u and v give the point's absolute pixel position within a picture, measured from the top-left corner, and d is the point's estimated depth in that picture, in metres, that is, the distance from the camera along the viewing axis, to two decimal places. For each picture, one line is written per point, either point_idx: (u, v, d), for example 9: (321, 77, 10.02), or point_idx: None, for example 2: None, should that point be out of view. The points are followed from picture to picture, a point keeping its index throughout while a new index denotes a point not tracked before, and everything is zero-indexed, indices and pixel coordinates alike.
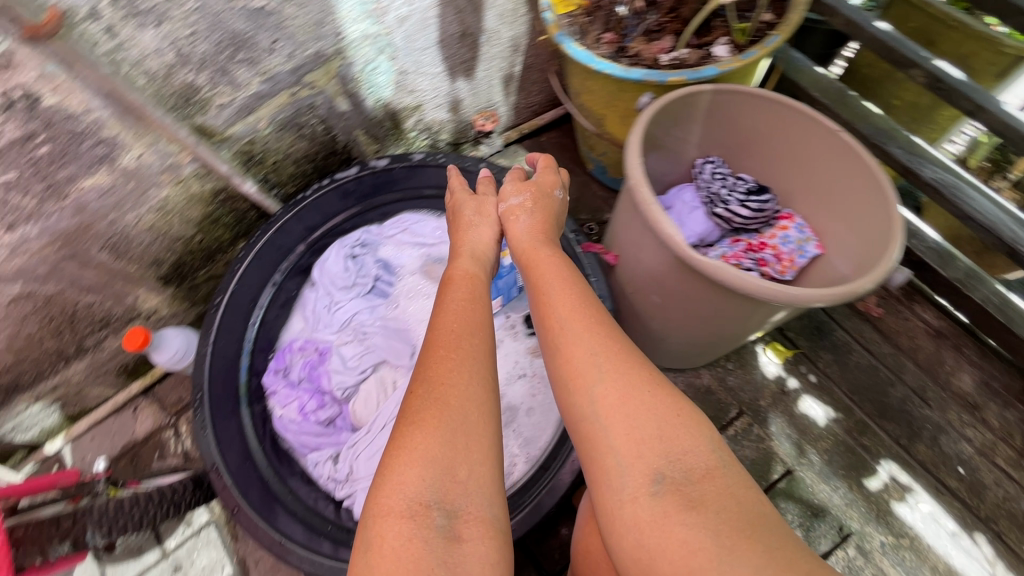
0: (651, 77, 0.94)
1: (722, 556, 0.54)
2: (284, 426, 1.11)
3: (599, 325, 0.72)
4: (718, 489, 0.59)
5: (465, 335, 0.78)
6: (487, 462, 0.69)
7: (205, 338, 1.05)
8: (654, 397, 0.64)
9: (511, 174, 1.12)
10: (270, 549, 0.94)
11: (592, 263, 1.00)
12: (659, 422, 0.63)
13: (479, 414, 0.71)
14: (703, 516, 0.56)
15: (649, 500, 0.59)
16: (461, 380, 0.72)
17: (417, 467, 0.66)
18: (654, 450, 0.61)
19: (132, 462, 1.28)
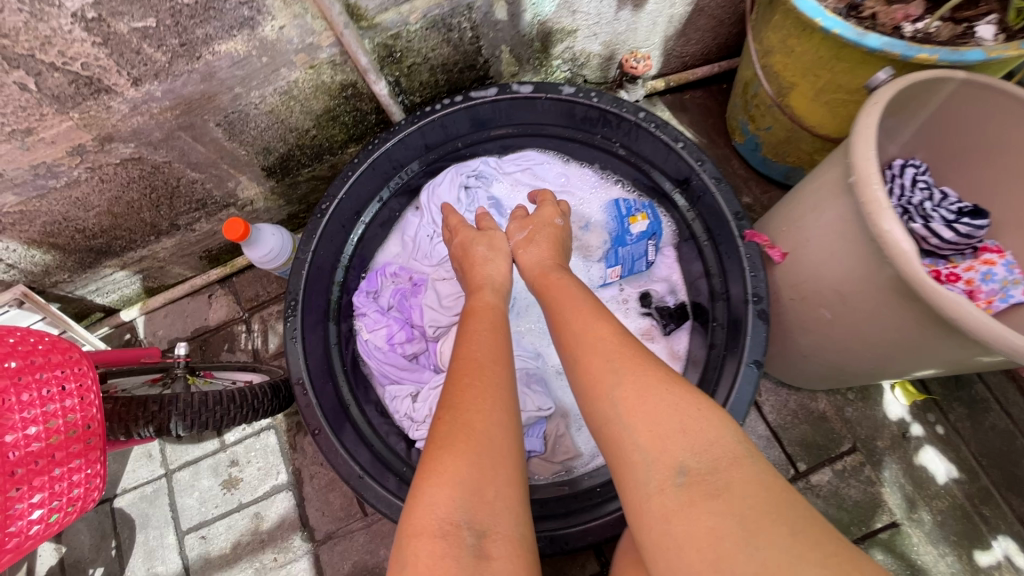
0: (895, 49, 0.77)
1: (749, 547, 0.47)
2: (368, 352, 1.06)
3: (611, 335, 0.70)
4: (747, 476, 0.52)
5: (484, 358, 0.81)
6: (506, 474, 0.71)
7: (307, 244, 0.97)
8: (671, 394, 0.60)
9: (675, 131, 0.94)
10: (349, 481, 0.86)
11: (751, 255, 0.87)
12: (678, 416, 0.58)
13: (502, 436, 0.74)
14: (732, 507, 0.50)
15: (674, 493, 0.53)
16: (489, 408, 0.75)
17: (449, 486, 0.68)
18: (678, 443, 0.56)
19: (203, 348, 1.26)
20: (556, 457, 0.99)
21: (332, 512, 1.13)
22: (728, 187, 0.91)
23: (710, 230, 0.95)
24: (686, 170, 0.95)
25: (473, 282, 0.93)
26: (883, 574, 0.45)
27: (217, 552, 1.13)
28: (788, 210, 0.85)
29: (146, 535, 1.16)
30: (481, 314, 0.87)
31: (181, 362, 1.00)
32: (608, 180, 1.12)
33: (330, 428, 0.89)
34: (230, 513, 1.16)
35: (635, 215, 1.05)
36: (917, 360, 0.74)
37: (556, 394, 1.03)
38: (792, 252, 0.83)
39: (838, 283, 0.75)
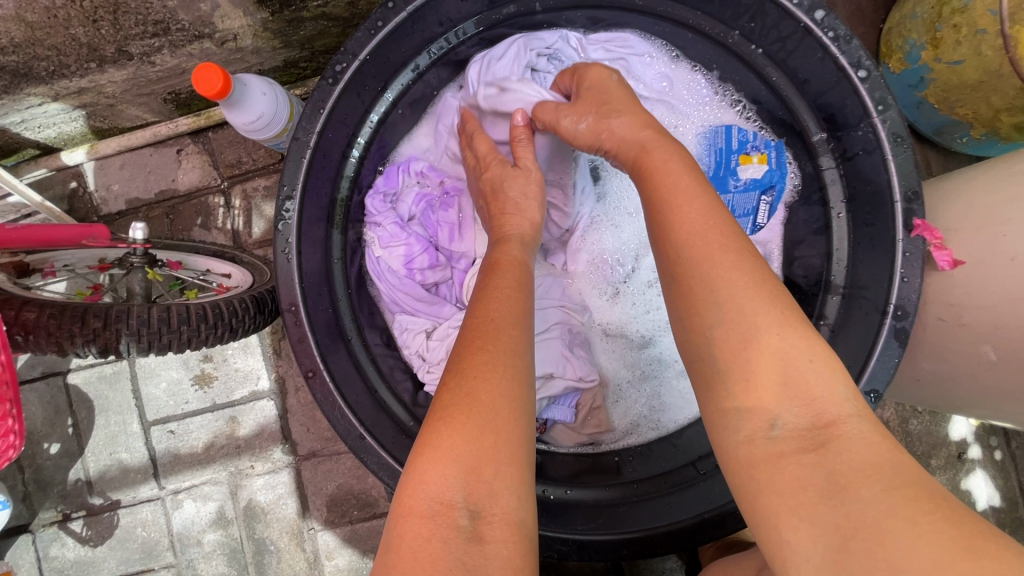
0: None
1: (830, 497, 0.38)
2: (379, 272, 0.85)
3: (717, 240, 0.48)
4: (851, 434, 0.40)
5: (505, 312, 0.56)
6: (521, 452, 0.48)
7: (311, 121, 0.70)
8: (792, 340, 0.44)
9: (861, 49, 0.64)
10: (346, 440, 0.71)
11: (910, 254, 0.64)
12: (789, 357, 0.44)
13: (520, 402, 0.50)
14: (825, 462, 0.40)
15: (766, 445, 0.43)
16: (501, 353, 0.52)
17: (443, 459, 0.46)
18: (783, 397, 0.43)
19: (170, 217, 1.03)
20: (584, 429, 0.83)
21: (318, 431, 1.01)
22: (912, 152, 0.64)
23: (855, 201, 0.72)
24: (854, 114, 0.67)
25: (496, 236, 0.69)
26: (993, 534, 0.34)
27: (187, 450, 1.03)
28: (977, 187, 0.65)
29: (107, 419, 1.03)
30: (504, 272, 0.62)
31: (138, 248, 0.79)
32: (723, 93, 0.83)
33: (327, 369, 0.72)
34: (202, 412, 1.03)
35: (749, 155, 0.82)
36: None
37: (598, 359, 0.87)
38: (972, 261, 0.61)
39: (1003, 289, 0.58)
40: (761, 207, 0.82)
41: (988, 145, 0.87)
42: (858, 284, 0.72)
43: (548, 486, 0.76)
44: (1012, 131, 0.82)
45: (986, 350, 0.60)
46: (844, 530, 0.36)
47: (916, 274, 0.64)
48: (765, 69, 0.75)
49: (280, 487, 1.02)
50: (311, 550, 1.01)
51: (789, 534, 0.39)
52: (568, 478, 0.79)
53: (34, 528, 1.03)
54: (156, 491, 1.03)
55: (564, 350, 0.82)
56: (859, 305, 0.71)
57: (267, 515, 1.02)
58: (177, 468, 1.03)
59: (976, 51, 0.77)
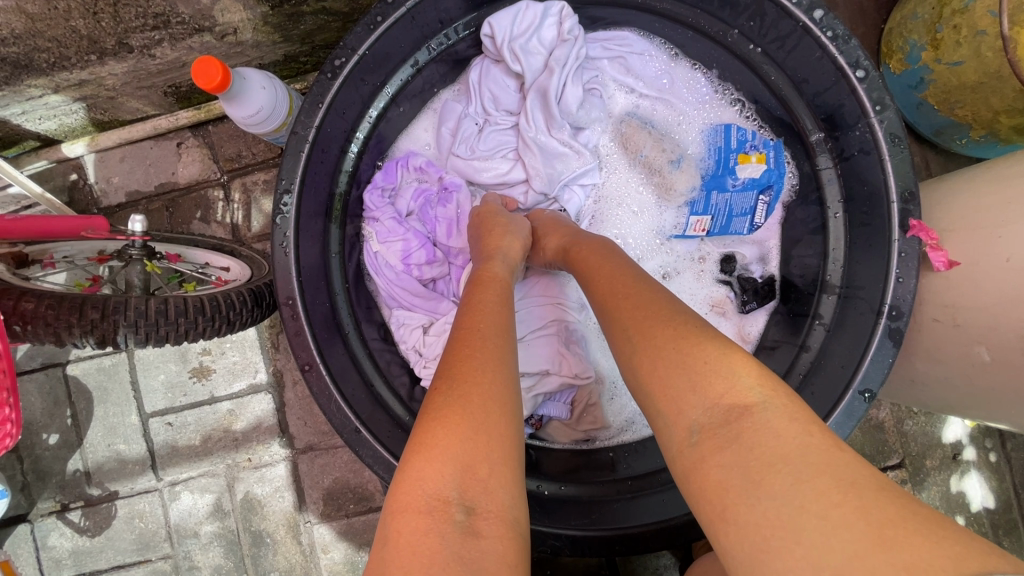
0: None
1: (751, 497, 0.37)
2: (377, 268, 0.85)
3: (625, 289, 0.54)
4: (760, 425, 0.40)
5: (495, 324, 0.57)
6: (512, 452, 0.49)
7: (310, 116, 0.71)
8: (691, 347, 0.46)
9: (859, 48, 0.64)
10: (342, 433, 0.71)
11: (907, 254, 0.64)
12: (690, 362, 0.45)
13: (511, 406, 0.51)
14: (741, 460, 0.39)
15: (690, 452, 0.42)
16: (489, 359, 0.53)
17: (439, 456, 0.46)
18: (694, 400, 0.43)
19: (170, 210, 1.03)
20: (580, 425, 0.84)
21: (315, 425, 1.02)
22: (909, 153, 0.64)
23: (852, 201, 0.72)
24: (852, 114, 0.67)
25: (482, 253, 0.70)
26: (907, 520, 0.33)
27: (185, 442, 1.03)
28: (971, 187, 0.65)
29: (105, 410, 1.04)
30: (484, 283, 0.64)
31: (136, 241, 0.79)
32: (721, 92, 0.83)
33: (324, 363, 0.72)
34: (199, 405, 1.03)
35: (747, 153, 0.81)
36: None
37: (594, 357, 0.87)
38: (966, 262, 0.62)
39: (997, 291, 0.58)
40: (759, 206, 0.82)
41: (988, 146, 0.87)
42: (854, 284, 0.72)
43: (543, 482, 0.76)
44: (1011, 133, 0.82)
45: (979, 351, 0.61)
46: (765, 529, 0.36)
47: (914, 276, 0.64)
48: (765, 69, 0.75)
49: (276, 480, 1.02)
50: (306, 543, 1.02)
51: (722, 539, 0.38)
52: (561, 474, 0.79)
53: (33, 518, 1.04)
54: (154, 482, 1.03)
55: (559, 347, 0.83)
56: (856, 305, 0.71)
57: (263, 508, 1.02)
58: (175, 461, 1.03)
59: (976, 52, 0.77)
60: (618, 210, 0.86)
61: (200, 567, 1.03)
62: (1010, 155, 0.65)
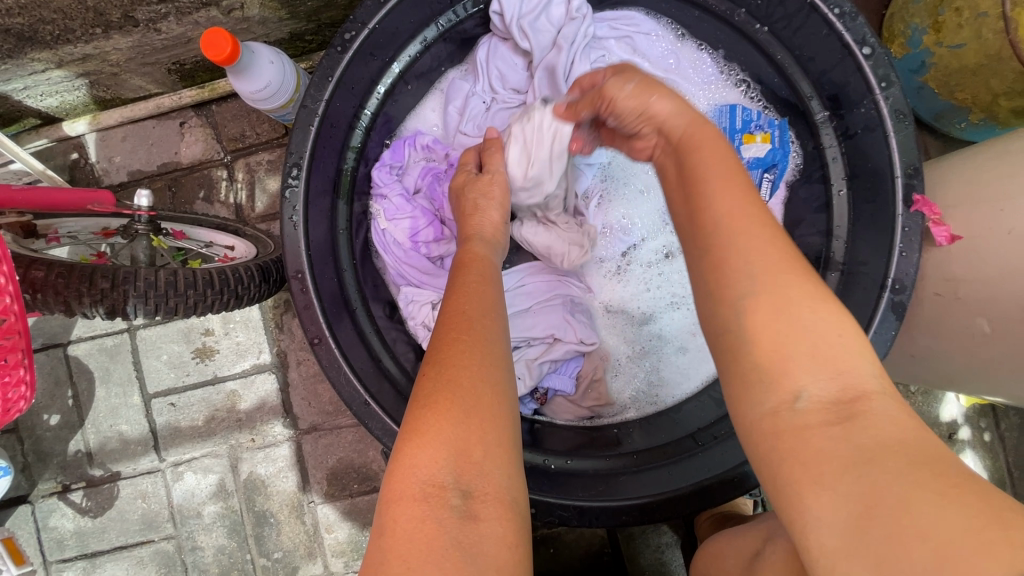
0: None
1: (860, 468, 0.37)
2: (385, 245, 0.85)
3: (745, 223, 0.47)
4: (878, 411, 0.40)
5: (477, 305, 0.57)
6: (506, 432, 0.49)
7: (319, 89, 0.71)
8: (823, 316, 0.43)
9: (865, 25, 0.65)
10: (351, 406, 0.71)
11: (910, 230, 0.65)
12: (818, 332, 0.42)
13: (501, 387, 0.51)
14: (850, 436, 0.39)
15: (789, 417, 0.41)
16: (476, 339, 0.53)
17: (432, 444, 0.46)
18: (806, 371, 0.42)
19: (172, 190, 1.03)
20: (584, 401, 0.84)
21: (319, 405, 1.02)
22: (913, 129, 0.65)
23: (855, 178, 0.73)
24: (858, 91, 0.68)
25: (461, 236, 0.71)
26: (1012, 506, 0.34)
27: (188, 423, 1.03)
28: (974, 164, 0.66)
29: (107, 391, 1.03)
30: (467, 267, 0.64)
31: (142, 215, 0.79)
32: (727, 73, 0.84)
33: (333, 336, 0.72)
34: (203, 386, 1.03)
35: (753, 133, 0.82)
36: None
37: (600, 333, 0.88)
38: (969, 236, 0.63)
39: (998, 264, 0.59)
40: (763, 184, 0.83)
41: (987, 130, 0.89)
42: (857, 260, 0.73)
43: (550, 457, 0.77)
44: (1010, 115, 0.83)
45: (980, 323, 0.62)
46: (870, 502, 0.36)
47: (915, 253, 0.65)
48: (771, 49, 0.76)
49: (280, 460, 1.03)
50: (310, 522, 1.02)
51: (810, 500, 0.38)
52: (567, 449, 0.80)
53: (34, 499, 1.04)
54: (156, 463, 1.03)
55: (565, 316, 0.84)
56: (859, 281, 0.72)
57: (267, 487, 1.03)
58: (177, 441, 1.03)
59: (977, 33, 0.78)
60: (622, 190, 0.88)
61: (203, 548, 1.03)
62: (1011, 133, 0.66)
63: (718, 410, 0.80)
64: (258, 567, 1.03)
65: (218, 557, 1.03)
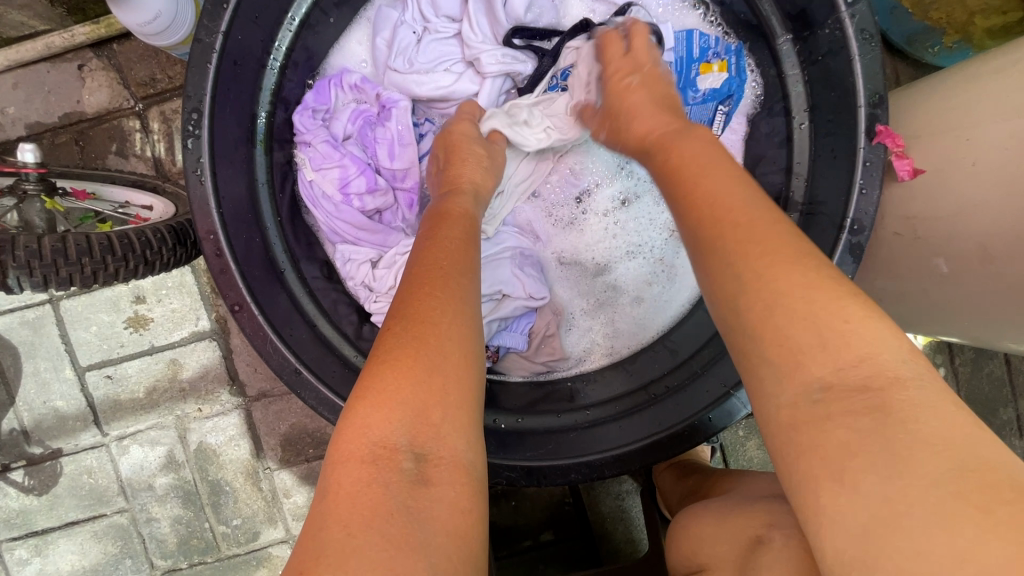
0: None
1: (888, 467, 0.34)
2: (314, 199, 0.78)
3: (729, 186, 0.47)
4: (914, 400, 0.35)
5: (456, 259, 0.52)
6: (472, 396, 0.45)
7: (213, 20, 0.61)
8: (842, 296, 0.39)
9: None
10: (281, 375, 0.66)
11: (872, 164, 0.61)
12: (833, 319, 0.39)
13: (469, 346, 0.47)
14: (887, 434, 0.35)
15: (808, 407, 0.38)
16: (450, 297, 0.49)
17: (388, 403, 0.42)
18: (825, 358, 0.38)
19: (80, 144, 0.92)
20: (537, 357, 0.81)
21: (266, 371, 0.97)
22: (880, 51, 0.59)
23: (818, 109, 0.67)
24: (821, 9, 0.61)
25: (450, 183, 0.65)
26: None
27: (128, 396, 0.98)
28: (944, 89, 0.61)
29: (36, 366, 0.97)
30: (449, 216, 0.59)
31: (30, 174, 0.70)
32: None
33: (256, 302, 0.66)
34: (140, 356, 0.97)
35: (709, 62, 0.75)
36: (1011, 324, 0.57)
37: (552, 287, 0.84)
38: (931, 169, 0.59)
39: (958, 197, 0.56)
40: (716, 118, 0.77)
41: (960, 53, 0.83)
42: (816, 199, 0.68)
43: (499, 416, 0.75)
44: (986, 36, 0.77)
45: (939, 263, 0.59)
46: (900, 504, 0.33)
47: (876, 190, 0.61)
48: None
49: (230, 429, 0.99)
50: (268, 489, 1.00)
51: (829, 500, 0.35)
52: (521, 407, 0.77)
53: None
54: (99, 438, 0.99)
55: (514, 270, 0.79)
56: (817, 221, 0.67)
57: (219, 457, 0.99)
58: (119, 414, 0.98)
59: None
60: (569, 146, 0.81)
61: (159, 519, 1.01)
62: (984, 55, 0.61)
63: (672, 360, 0.77)
64: (218, 535, 1.01)
65: (175, 527, 1.01)
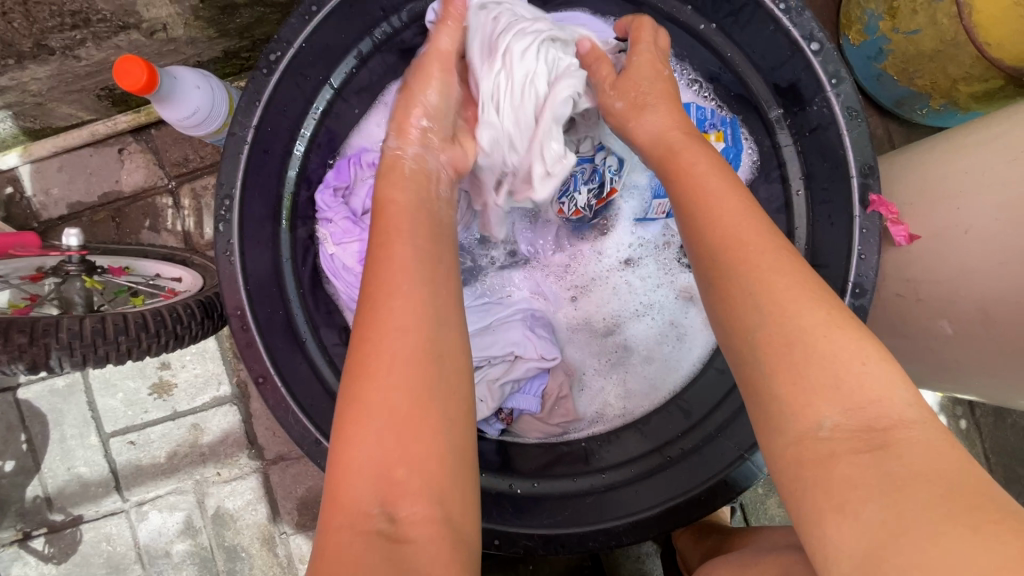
0: None
1: (883, 497, 0.37)
2: (335, 271, 0.82)
3: (756, 235, 0.47)
4: (907, 439, 0.38)
5: (398, 289, 0.49)
6: (440, 442, 0.45)
7: (248, 115, 0.67)
8: (849, 344, 0.42)
9: (813, 22, 0.62)
10: (303, 445, 0.68)
11: (868, 231, 0.63)
12: (839, 365, 0.41)
13: (420, 393, 0.46)
14: (881, 466, 0.38)
15: (815, 445, 0.40)
16: (387, 342, 0.47)
17: (352, 468, 0.44)
18: (831, 401, 0.41)
19: (116, 221, 0.98)
20: (552, 419, 0.82)
21: (284, 435, 0.99)
22: (866, 126, 0.63)
23: (813, 177, 0.71)
24: (809, 89, 0.65)
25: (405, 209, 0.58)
26: None
27: (150, 461, 1.00)
28: (934, 160, 0.63)
29: (63, 433, 0.99)
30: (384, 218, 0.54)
31: (72, 255, 0.76)
32: (676, 75, 0.81)
33: (279, 374, 0.69)
34: (163, 421, 0.99)
35: (707, 132, 0.79)
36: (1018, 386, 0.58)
37: (563, 346, 0.86)
38: (927, 236, 0.61)
39: (954, 264, 0.58)
40: None
41: (947, 116, 0.85)
42: (818, 262, 0.70)
43: (516, 481, 0.76)
44: (970, 101, 0.80)
45: (942, 326, 0.60)
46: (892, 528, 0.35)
47: (873, 257, 0.63)
48: (720, 46, 0.73)
49: (248, 493, 0.99)
50: (283, 555, 0.99)
51: (831, 530, 0.38)
52: (536, 470, 0.78)
53: None
54: (119, 504, 1.00)
55: (523, 331, 0.81)
56: (821, 284, 0.70)
57: (236, 522, 1.00)
58: (140, 479, 1.00)
59: (932, 19, 0.74)
60: (593, 224, 0.84)
61: None
62: (970, 123, 0.64)
63: (686, 422, 0.78)
64: None
65: None
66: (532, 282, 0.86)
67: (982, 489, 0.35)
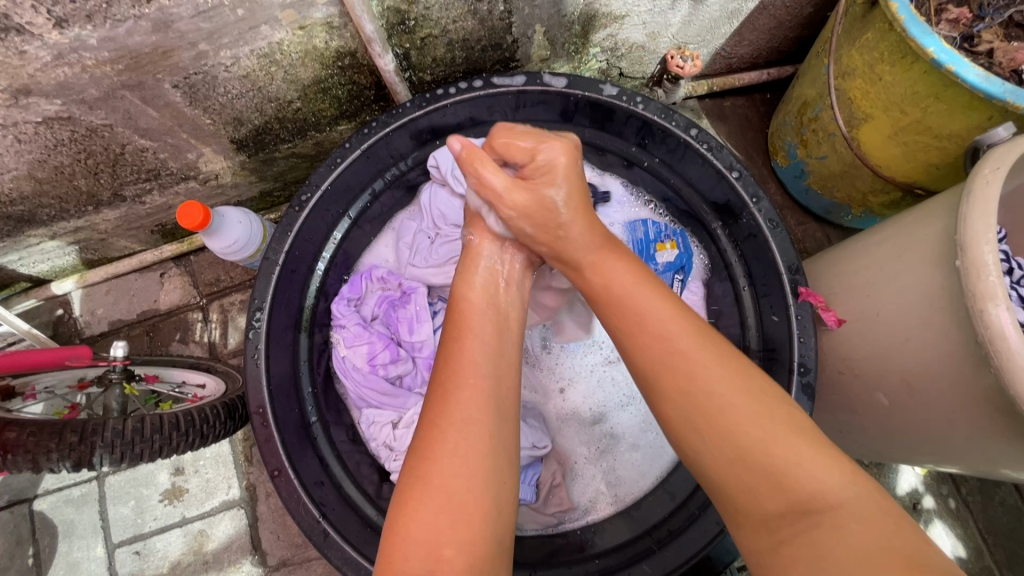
0: (977, 83, 0.66)
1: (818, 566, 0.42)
2: (345, 370, 0.91)
3: (708, 355, 0.53)
4: (847, 518, 0.43)
5: (472, 373, 0.57)
6: (495, 517, 0.50)
7: (280, 242, 0.82)
8: (805, 457, 0.47)
9: (731, 157, 0.79)
10: (310, 536, 0.74)
11: (802, 317, 0.75)
12: (785, 467, 0.47)
13: (480, 471, 0.51)
14: (818, 541, 0.43)
15: (771, 529, 0.46)
16: (453, 424, 0.53)
17: (404, 553, 0.48)
18: (775, 499, 0.47)
19: (150, 335, 1.10)
20: (548, 509, 0.86)
21: (289, 538, 1.01)
22: (787, 233, 0.77)
23: (753, 276, 0.84)
24: (737, 205, 0.81)
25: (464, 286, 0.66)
26: None
27: (153, 571, 1.01)
28: (851, 256, 0.75)
29: (70, 545, 1.01)
30: (466, 320, 0.63)
31: (116, 365, 0.86)
32: (635, 195, 0.98)
33: (292, 467, 0.76)
34: (170, 528, 1.02)
35: (663, 242, 0.94)
36: (955, 450, 0.65)
37: (555, 436, 0.92)
38: (852, 319, 0.72)
39: (875, 341, 0.68)
40: (675, 284, 0.93)
41: (869, 221, 1.01)
42: (768, 345, 0.81)
43: (514, 571, 0.78)
44: (883, 209, 0.95)
45: (882, 397, 0.69)
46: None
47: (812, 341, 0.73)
48: (664, 174, 0.90)
49: None
50: None
51: None
52: (536, 562, 0.81)
53: None
54: None
55: (516, 421, 0.88)
56: (776, 366, 0.79)
57: None
58: None
59: (833, 148, 0.90)
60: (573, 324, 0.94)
61: None
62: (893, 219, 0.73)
63: (672, 503, 0.82)
64: None
65: None
66: (525, 376, 0.95)
67: (910, 556, 0.39)
